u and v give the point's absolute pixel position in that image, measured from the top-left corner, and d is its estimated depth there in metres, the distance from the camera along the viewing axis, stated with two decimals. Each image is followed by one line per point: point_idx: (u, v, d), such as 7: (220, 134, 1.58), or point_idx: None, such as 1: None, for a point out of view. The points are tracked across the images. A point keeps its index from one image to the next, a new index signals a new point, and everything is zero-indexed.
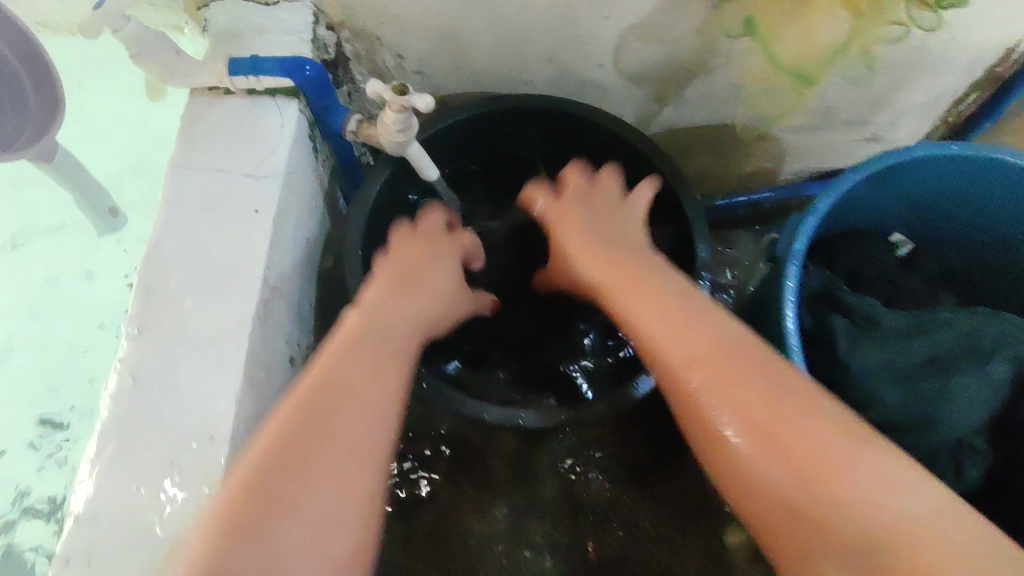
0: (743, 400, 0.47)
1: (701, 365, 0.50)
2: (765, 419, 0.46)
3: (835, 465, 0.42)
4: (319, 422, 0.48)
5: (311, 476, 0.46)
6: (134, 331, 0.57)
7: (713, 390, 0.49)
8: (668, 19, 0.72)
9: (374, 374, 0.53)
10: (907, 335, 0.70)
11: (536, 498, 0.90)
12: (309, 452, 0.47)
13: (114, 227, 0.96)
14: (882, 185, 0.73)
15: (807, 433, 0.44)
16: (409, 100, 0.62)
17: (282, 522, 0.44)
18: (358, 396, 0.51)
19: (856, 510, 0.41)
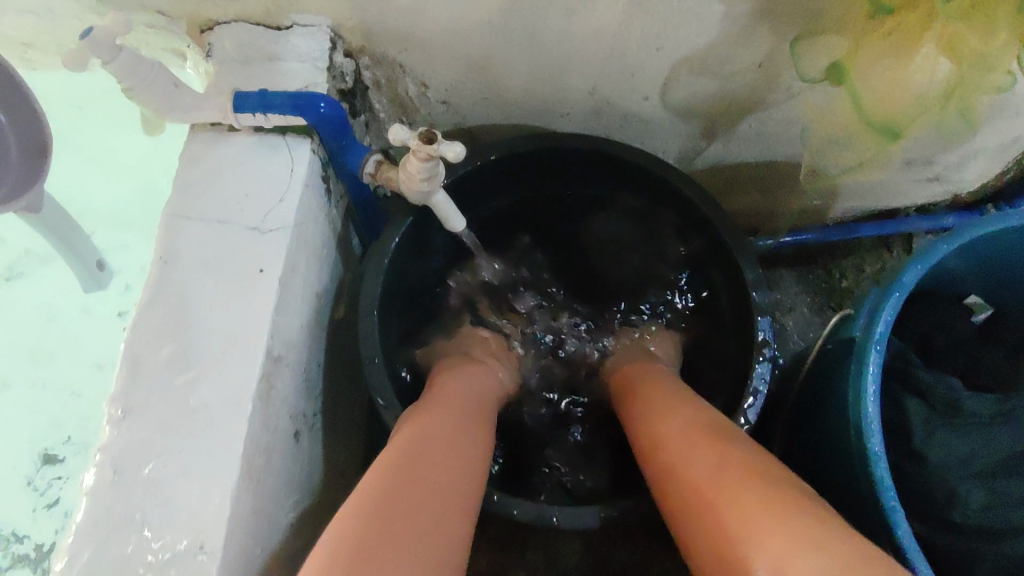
0: (694, 472, 0.48)
1: (670, 448, 0.52)
2: (703, 489, 0.46)
3: (759, 528, 0.41)
4: (415, 464, 0.47)
5: (408, 508, 0.44)
6: (118, 414, 0.50)
7: (680, 463, 0.49)
8: (728, 51, 0.64)
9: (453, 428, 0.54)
10: (990, 424, 0.60)
11: (559, 561, 0.78)
12: (406, 487, 0.45)
13: (98, 283, 0.90)
14: (966, 250, 0.65)
15: (741, 500, 0.43)
16: (437, 149, 0.55)
17: (381, 558, 0.40)
18: (448, 449, 0.51)
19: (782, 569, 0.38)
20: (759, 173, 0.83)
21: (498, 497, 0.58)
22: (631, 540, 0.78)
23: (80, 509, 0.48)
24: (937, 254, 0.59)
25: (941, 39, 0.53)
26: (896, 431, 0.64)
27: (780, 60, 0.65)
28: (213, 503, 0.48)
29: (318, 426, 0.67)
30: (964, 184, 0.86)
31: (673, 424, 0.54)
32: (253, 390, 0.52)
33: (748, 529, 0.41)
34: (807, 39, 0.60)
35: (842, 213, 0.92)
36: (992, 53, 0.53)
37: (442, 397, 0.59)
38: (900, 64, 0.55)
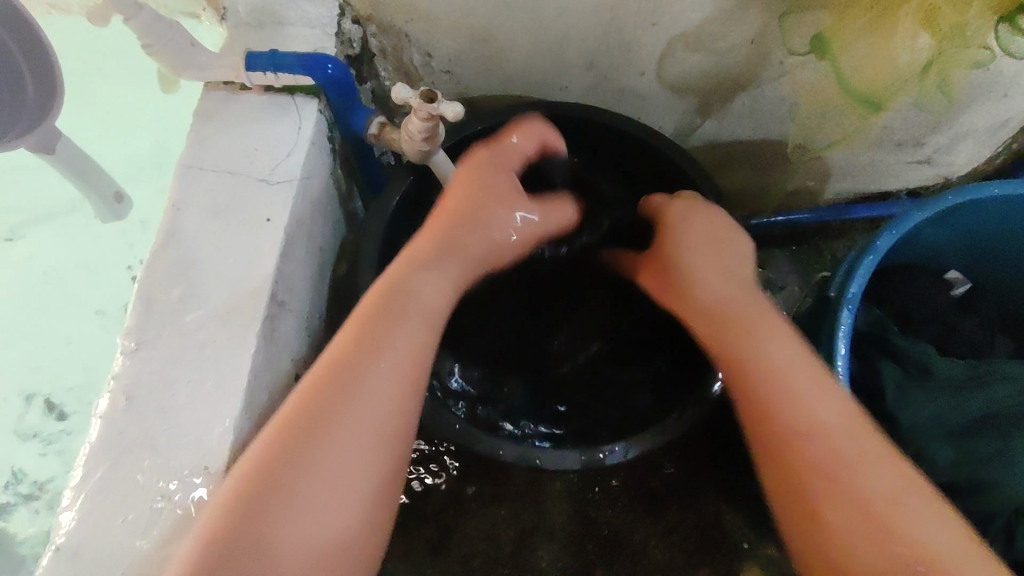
0: (795, 416, 0.50)
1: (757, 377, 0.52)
2: (799, 436, 0.49)
3: (855, 494, 0.46)
4: (326, 415, 0.46)
5: (316, 470, 0.44)
6: (131, 345, 0.54)
7: (777, 396, 0.51)
8: (722, 27, 0.66)
9: (386, 356, 0.49)
10: (961, 386, 0.62)
11: (545, 518, 0.81)
12: (314, 441, 0.45)
13: (117, 214, 0.93)
14: (943, 223, 0.67)
15: (829, 457, 0.47)
16: (437, 107, 0.58)
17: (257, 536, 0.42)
18: (362, 412, 0.46)
19: (885, 533, 0.44)
20: (752, 151, 0.85)
21: (485, 439, 0.61)
22: (616, 503, 0.82)
23: (94, 431, 0.51)
24: (913, 221, 0.61)
25: (918, 14, 0.55)
26: (871, 394, 0.66)
27: (772, 36, 0.66)
28: (217, 429, 0.52)
29: None
30: (954, 167, 0.88)
31: (794, 415, 0.50)
32: (258, 330, 0.55)
33: (838, 500, 0.46)
34: (797, 13, 0.61)
35: (835, 194, 0.94)
36: (970, 27, 0.55)
37: (392, 309, 0.51)
38: (879, 39, 0.58)
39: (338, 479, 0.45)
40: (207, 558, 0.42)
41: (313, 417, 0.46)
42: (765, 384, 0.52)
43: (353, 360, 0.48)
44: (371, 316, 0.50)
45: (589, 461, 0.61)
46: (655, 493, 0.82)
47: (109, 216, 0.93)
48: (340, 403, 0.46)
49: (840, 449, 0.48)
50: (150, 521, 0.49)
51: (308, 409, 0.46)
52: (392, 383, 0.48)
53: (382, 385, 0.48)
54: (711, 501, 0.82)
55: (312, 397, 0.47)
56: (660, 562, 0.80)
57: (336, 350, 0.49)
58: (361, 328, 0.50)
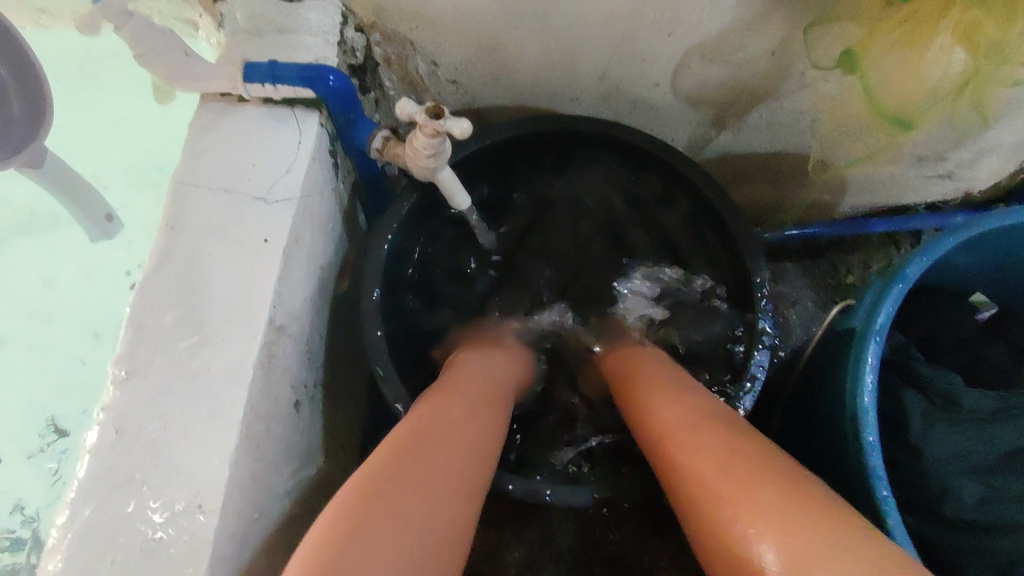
0: (698, 431, 0.49)
1: (663, 409, 0.55)
2: (695, 443, 0.49)
3: (748, 480, 0.43)
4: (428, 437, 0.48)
5: (423, 480, 0.44)
6: (122, 374, 0.51)
7: (683, 424, 0.51)
8: (741, 38, 0.63)
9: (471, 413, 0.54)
10: (988, 420, 0.60)
11: (552, 542, 0.78)
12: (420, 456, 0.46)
13: (106, 234, 0.91)
14: (971, 248, 0.65)
15: (709, 454, 0.46)
16: (444, 125, 0.55)
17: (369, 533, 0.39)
18: (455, 443, 0.49)
19: (765, 514, 0.40)
20: (768, 164, 0.82)
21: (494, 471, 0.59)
22: (623, 523, 0.79)
23: (82, 466, 0.49)
24: (943, 247, 0.59)
25: (956, 28, 0.52)
26: (896, 426, 0.63)
27: (794, 48, 0.63)
28: (211, 465, 0.49)
29: (317, 397, 0.68)
30: (976, 182, 0.84)
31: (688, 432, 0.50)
32: (256, 358, 0.53)
33: (729, 489, 0.43)
34: (822, 26, 0.59)
35: (851, 208, 0.91)
36: (1010, 45, 0.52)
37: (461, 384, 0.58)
38: (913, 55, 0.55)
39: (450, 482, 0.46)
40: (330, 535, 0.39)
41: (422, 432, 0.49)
42: (664, 413, 0.54)
43: (449, 401, 0.54)
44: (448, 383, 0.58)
45: (600, 498, 0.58)
46: (664, 516, 0.79)
47: (97, 233, 0.91)
48: (442, 429, 0.50)
49: (716, 444, 0.47)
50: (140, 564, 0.46)
51: (416, 428, 0.49)
52: (477, 422, 0.54)
53: (473, 422, 0.53)
54: None
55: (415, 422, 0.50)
56: None
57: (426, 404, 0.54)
58: (448, 388, 0.57)
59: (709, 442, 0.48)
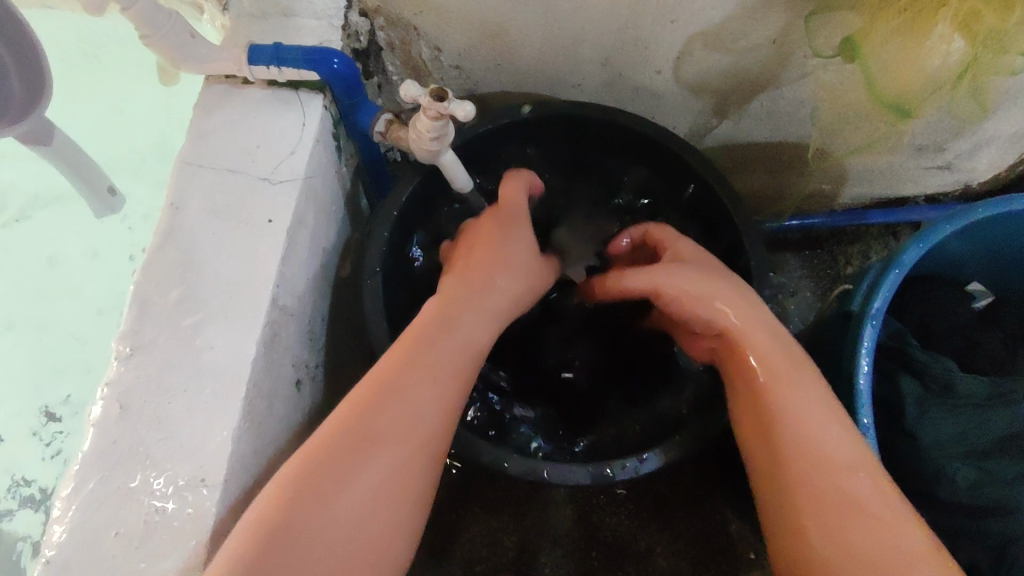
0: (810, 418, 0.50)
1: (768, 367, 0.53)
2: (804, 434, 0.50)
3: (854, 509, 0.45)
4: (374, 419, 0.48)
5: (357, 475, 0.46)
6: (126, 351, 0.52)
7: (786, 395, 0.51)
8: (744, 26, 0.63)
9: (435, 378, 0.51)
10: (982, 406, 0.60)
11: (548, 525, 0.79)
12: (361, 449, 0.47)
13: (110, 207, 0.91)
14: (965, 235, 0.66)
15: (829, 448, 0.49)
16: (447, 107, 0.55)
17: (297, 537, 0.43)
18: (401, 419, 0.49)
19: (874, 558, 0.43)
20: (768, 153, 0.82)
21: (492, 452, 0.60)
22: (621, 506, 0.79)
23: (86, 440, 0.49)
24: (939, 233, 0.60)
25: (956, 17, 0.52)
26: (891, 411, 0.64)
27: (795, 37, 0.64)
28: (215, 441, 0.50)
29: (319, 379, 0.68)
30: (976, 174, 0.85)
31: (797, 412, 0.50)
32: (259, 336, 0.53)
33: (837, 504, 0.46)
34: (822, 14, 0.59)
35: (850, 199, 0.91)
36: (1009, 35, 0.53)
37: (429, 332, 0.54)
38: (912, 43, 0.55)
39: (375, 493, 0.46)
40: (238, 552, 0.42)
41: (362, 432, 0.47)
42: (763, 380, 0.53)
43: (408, 372, 0.51)
44: (416, 346, 0.53)
45: (598, 477, 0.59)
46: (660, 499, 0.79)
47: (102, 209, 0.91)
48: (394, 408, 0.49)
49: (805, 439, 0.49)
50: (144, 536, 0.47)
51: (352, 424, 0.48)
52: (439, 389, 0.51)
53: (423, 412, 0.50)
54: (717, 509, 0.79)
55: (357, 412, 0.48)
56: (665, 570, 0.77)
57: (387, 366, 0.51)
58: (415, 348, 0.52)
59: (824, 442, 0.49)
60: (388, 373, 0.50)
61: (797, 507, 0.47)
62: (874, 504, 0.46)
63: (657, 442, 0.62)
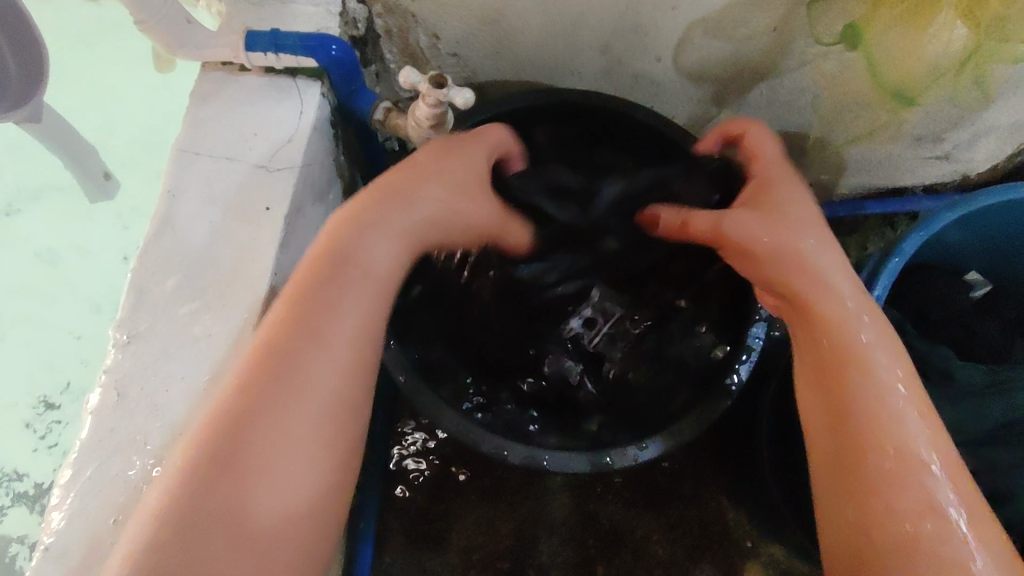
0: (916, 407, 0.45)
1: (870, 356, 0.46)
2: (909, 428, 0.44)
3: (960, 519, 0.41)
4: (269, 386, 0.43)
5: (257, 446, 0.42)
6: (123, 339, 0.51)
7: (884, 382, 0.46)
8: (744, 13, 0.63)
9: (337, 327, 0.46)
10: (981, 394, 0.61)
11: (545, 513, 0.79)
12: (260, 418, 0.42)
13: (104, 193, 0.92)
14: (964, 224, 0.66)
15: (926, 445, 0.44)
16: (447, 93, 0.55)
17: (203, 529, 0.39)
18: (294, 377, 0.44)
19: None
20: None
21: (490, 439, 0.60)
22: (617, 496, 0.80)
23: (84, 429, 0.49)
24: (939, 222, 0.60)
25: (958, 5, 0.52)
26: None
27: (797, 24, 0.63)
28: None
29: None
30: (974, 164, 0.84)
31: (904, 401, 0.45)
32: (257, 324, 0.53)
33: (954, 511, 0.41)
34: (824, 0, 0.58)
35: (849, 188, 0.90)
36: (1011, 21, 0.53)
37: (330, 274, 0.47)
38: (915, 30, 0.55)
39: (282, 476, 0.42)
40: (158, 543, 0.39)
41: (254, 401, 0.43)
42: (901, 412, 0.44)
43: (299, 323, 0.45)
44: (307, 291, 0.46)
45: (597, 465, 0.59)
46: (658, 487, 0.80)
47: (94, 193, 0.91)
48: (289, 366, 0.44)
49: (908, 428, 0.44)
50: None
51: (256, 389, 0.43)
52: (340, 338, 0.46)
53: (331, 367, 0.45)
54: (713, 498, 0.80)
55: (256, 377, 0.43)
56: (662, 558, 0.78)
57: (277, 321, 0.45)
58: (306, 292, 0.46)
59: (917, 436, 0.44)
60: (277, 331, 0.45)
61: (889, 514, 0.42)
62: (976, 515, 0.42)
63: (656, 429, 0.63)
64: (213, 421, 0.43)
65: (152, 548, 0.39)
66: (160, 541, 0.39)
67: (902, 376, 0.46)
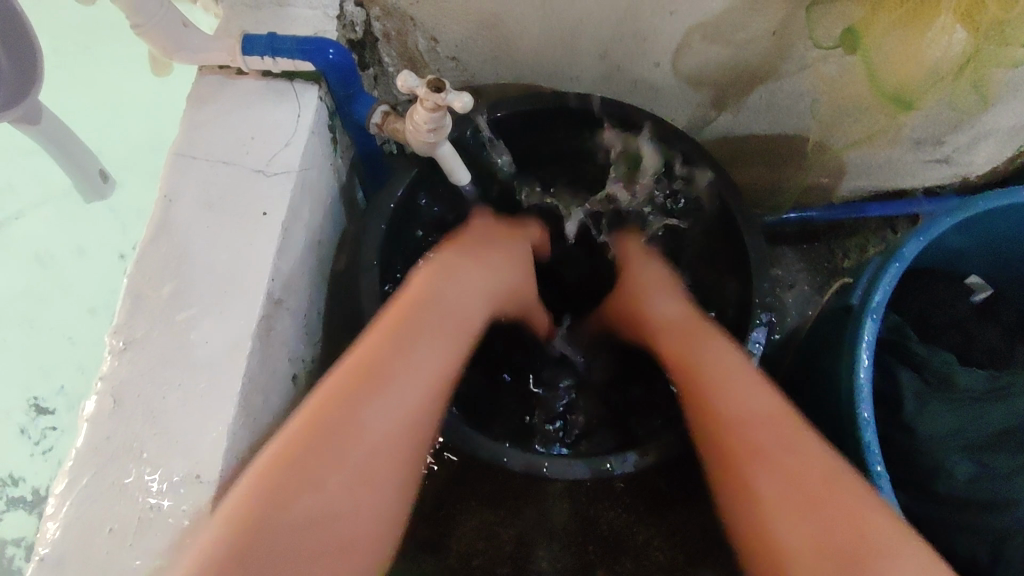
0: (748, 401, 0.53)
1: (715, 371, 0.56)
2: (742, 421, 0.51)
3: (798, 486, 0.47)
4: (358, 401, 0.48)
5: (340, 457, 0.46)
6: (119, 345, 0.51)
7: (728, 384, 0.54)
8: (743, 18, 0.63)
9: (416, 365, 0.52)
10: (982, 400, 0.60)
11: (544, 519, 0.79)
12: (348, 429, 0.47)
13: (99, 193, 0.91)
14: (964, 229, 0.66)
15: (768, 431, 0.50)
16: (445, 98, 0.55)
17: (282, 526, 0.43)
18: (382, 400, 0.49)
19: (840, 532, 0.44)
20: (766, 148, 0.82)
21: (489, 445, 0.59)
22: (617, 501, 0.79)
23: (78, 437, 0.49)
24: (939, 227, 0.60)
25: (958, 8, 0.52)
26: (889, 405, 0.64)
27: (796, 28, 0.63)
28: (211, 436, 0.49)
29: (315, 373, 0.68)
30: (974, 168, 0.84)
31: (740, 396, 0.53)
32: (254, 330, 0.53)
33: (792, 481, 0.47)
34: (823, 4, 0.58)
35: (848, 192, 0.90)
36: (1011, 24, 0.53)
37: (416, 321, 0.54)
38: (914, 34, 0.54)
39: (354, 489, 0.46)
40: (240, 531, 0.42)
41: (343, 415, 0.47)
42: (713, 389, 0.54)
43: (392, 355, 0.51)
44: (397, 331, 0.53)
45: (597, 471, 0.59)
46: (658, 492, 0.79)
47: (90, 193, 0.91)
48: (378, 391, 0.49)
49: (743, 416, 0.52)
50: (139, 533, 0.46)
51: (347, 403, 0.48)
52: (422, 377, 0.52)
53: (409, 398, 0.50)
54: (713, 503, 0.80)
55: (348, 393, 0.48)
56: (662, 562, 0.77)
57: (368, 352, 0.51)
58: (395, 332, 0.53)
59: (749, 424, 0.51)
60: (370, 360, 0.50)
61: (746, 495, 0.49)
62: (815, 481, 0.47)
63: (658, 435, 0.63)
64: (302, 432, 0.47)
65: (236, 538, 0.42)
66: (243, 531, 0.42)
67: (741, 379, 0.54)
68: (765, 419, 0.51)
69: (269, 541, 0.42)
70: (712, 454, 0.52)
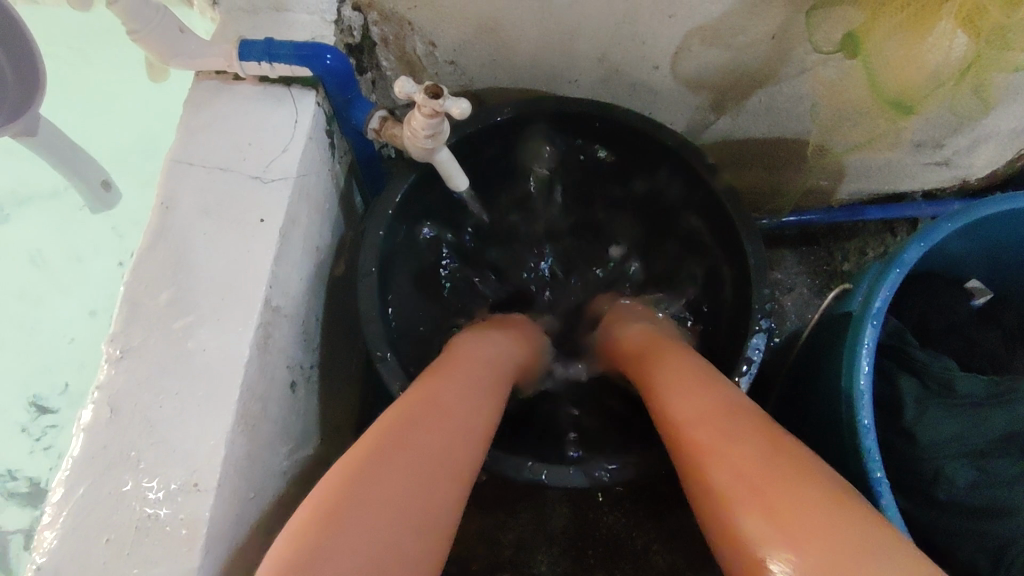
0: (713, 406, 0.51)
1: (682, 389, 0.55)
2: (696, 428, 0.50)
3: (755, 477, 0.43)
4: (417, 417, 0.49)
5: (406, 462, 0.45)
6: (116, 353, 0.51)
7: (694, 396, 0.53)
8: (742, 22, 0.63)
9: (461, 394, 0.53)
10: (982, 405, 0.60)
11: (544, 523, 0.79)
12: (409, 437, 0.47)
13: (105, 203, 0.91)
14: (965, 233, 0.66)
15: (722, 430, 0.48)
16: (443, 104, 0.54)
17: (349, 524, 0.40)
18: (437, 416, 0.50)
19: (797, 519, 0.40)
20: (766, 150, 0.81)
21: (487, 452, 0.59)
22: (616, 505, 0.79)
23: (75, 445, 0.48)
24: (940, 232, 0.59)
25: (958, 14, 0.52)
26: (889, 411, 0.64)
27: (795, 31, 0.63)
28: (208, 445, 0.49)
29: (314, 379, 0.68)
30: (974, 170, 0.84)
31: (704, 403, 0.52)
32: (251, 338, 0.52)
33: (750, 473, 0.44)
34: (823, 8, 0.58)
35: (848, 195, 0.90)
36: (1012, 30, 0.52)
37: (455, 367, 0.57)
38: (914, 37, 0.54)
39: (420, 495, 0.44)
40: (307, 538, 0.40)
41: (404, 427, 0.47)
42: (667, 391, 0.56)
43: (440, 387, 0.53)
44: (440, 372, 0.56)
45: (593, 478, 0.59)
46: (658, 497, 0.79)
47: (97, 204, 0.91)
48: (432, 410, 0.50)
49: (699, 423, 0.50)
50: (136, 542, 0.46)
51: (407, 419, 0.48)
52: (470, 406, 0.53)
53: (462, 421, 0.51)
54: None
55: (405, 413, 0.49)
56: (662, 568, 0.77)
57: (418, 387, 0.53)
58: (438, 374, 0.55)
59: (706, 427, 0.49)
60: (420, 390, 0.52)
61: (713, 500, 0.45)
62: (774, 473, 0.43)
63: (658, 441, 0.62)
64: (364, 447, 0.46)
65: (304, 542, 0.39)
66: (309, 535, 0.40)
67: (711, 388, 0.53)
68: (729, 417, 0.49)
69: (335, 543, 0.39)
70: (680, 459, 0.51)
